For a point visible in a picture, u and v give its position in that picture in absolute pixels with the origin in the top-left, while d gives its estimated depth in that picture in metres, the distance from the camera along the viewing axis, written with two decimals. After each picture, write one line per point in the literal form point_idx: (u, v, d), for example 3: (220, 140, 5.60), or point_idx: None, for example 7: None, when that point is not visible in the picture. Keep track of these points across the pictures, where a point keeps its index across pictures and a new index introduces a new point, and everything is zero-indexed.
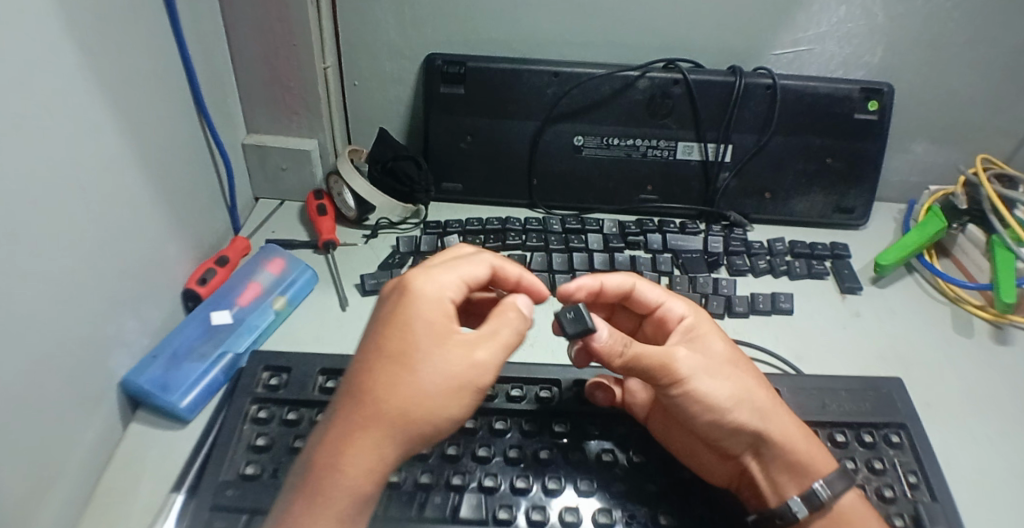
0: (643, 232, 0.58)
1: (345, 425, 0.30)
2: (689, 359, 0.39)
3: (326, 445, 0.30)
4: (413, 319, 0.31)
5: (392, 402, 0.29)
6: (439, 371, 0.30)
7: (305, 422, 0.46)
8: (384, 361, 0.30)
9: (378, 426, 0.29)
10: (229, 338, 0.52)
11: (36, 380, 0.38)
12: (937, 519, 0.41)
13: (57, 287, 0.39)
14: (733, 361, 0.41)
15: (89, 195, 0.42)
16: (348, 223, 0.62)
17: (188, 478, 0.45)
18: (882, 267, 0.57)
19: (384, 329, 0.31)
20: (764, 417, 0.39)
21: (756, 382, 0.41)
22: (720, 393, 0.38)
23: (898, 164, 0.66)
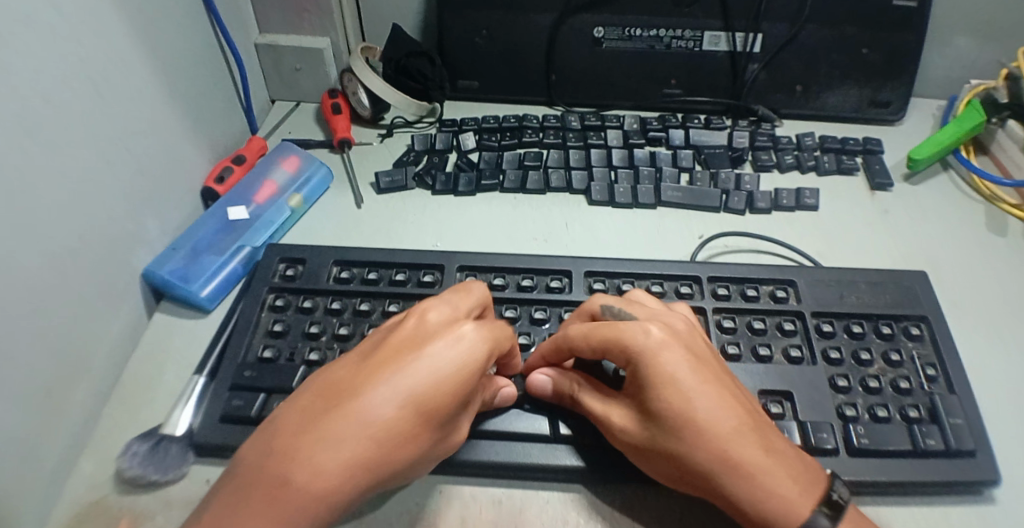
0: (665, 129, 0.56)
1: (325, 423, 0.29)
2: (624, 420, 0.36)
3: (290, 433, 0.29)
4: (450, 381, 0.30)
5: (379, 427, 0.29)
6: (427, 417, 0.30)
7: (319, 309, 0.47)
8: (402, 415, 0.29)
9: (363, 438, 0.28)
10: (247, 233, 0.52)
11: (55, 264, 0.40)
12: (954, 411, 0.41)
13: (64, 175, 0.40)
14: (676, 425, 0.33)
15: (91, 86, 0.42)
16: (364, 123, 0.61)
17: (209, 362, 0.46)
18: (915, 161, 0.55)
19: (398, 361, 0.30)
20: (719, 484, 0.33)
21: (717, 441, 0.32)
22: (656, 457, 0.35)
23: (940, 57, 0.62)
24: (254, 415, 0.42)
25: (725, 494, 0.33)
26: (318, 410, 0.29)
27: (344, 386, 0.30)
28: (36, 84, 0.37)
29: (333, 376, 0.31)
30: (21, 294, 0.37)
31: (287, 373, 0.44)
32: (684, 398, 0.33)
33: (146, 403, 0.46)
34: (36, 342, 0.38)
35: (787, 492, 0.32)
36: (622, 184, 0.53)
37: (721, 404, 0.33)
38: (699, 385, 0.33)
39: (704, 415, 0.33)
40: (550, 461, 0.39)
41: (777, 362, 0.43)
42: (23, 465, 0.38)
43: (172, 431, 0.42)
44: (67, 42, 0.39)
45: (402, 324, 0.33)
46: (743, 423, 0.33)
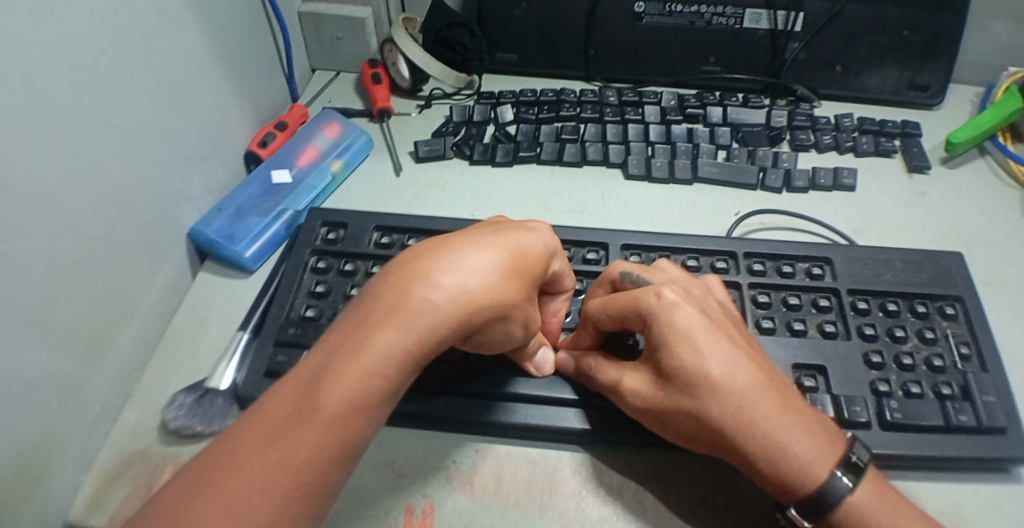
0: (703, 106, 0.56)
1: (443, 261, 0.32)
2: (637, 384, 0.36)
3: (407, 268, 0.31)
4: (530, 254, 0.35)
5: (475, 291, 0.31)
6: (517, 281, 0.33)
7: (360, 273, 0.48)
8: (502, 271, 0.33)
9: (484, 273, 0.32)
10: (289, 197, 0.53)
11: (103, 213, 0.41)
12: (986, 389, 0.41)
13: (113, 129, 0.41)
14: (687, 382, 0.33)
15: (141, 45, 0.43)
16: (402, 94, 0.61)
17: (253, 318, 0.48)
18: (954, 145, 0.55)
19: (490, 234, 0.35)
20: (732, 438, 0.33)
21: (730, 396, 0.33)
22: (673, 417, 0.35)
23: (985, 41, 0.61)
24: None
25: (740, 450, 0.33)
26: (434, 253, 0.32)
27: (454, 242, 0.33)
28: (86, 34, 0.38)
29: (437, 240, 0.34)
30: (70, 239, 0.38)
31: None
32: (697, 355, 0.33)
33: (190, 356, 0.47)
34: (84, 288, 0.40)
35: (803, 447, 0.32)
36: (658, 158, 0.54)
37: (734, 361, 0.33)
38: (711, 343, 0.34)
39: (716, 370, 0.33)
40: (582, 425, 0.40)
41: (812, 337, 0.44)
42: (71, 404, 0.40)
43: (216, 384, 0.44)
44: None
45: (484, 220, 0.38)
46: (757, 380, 0.33)
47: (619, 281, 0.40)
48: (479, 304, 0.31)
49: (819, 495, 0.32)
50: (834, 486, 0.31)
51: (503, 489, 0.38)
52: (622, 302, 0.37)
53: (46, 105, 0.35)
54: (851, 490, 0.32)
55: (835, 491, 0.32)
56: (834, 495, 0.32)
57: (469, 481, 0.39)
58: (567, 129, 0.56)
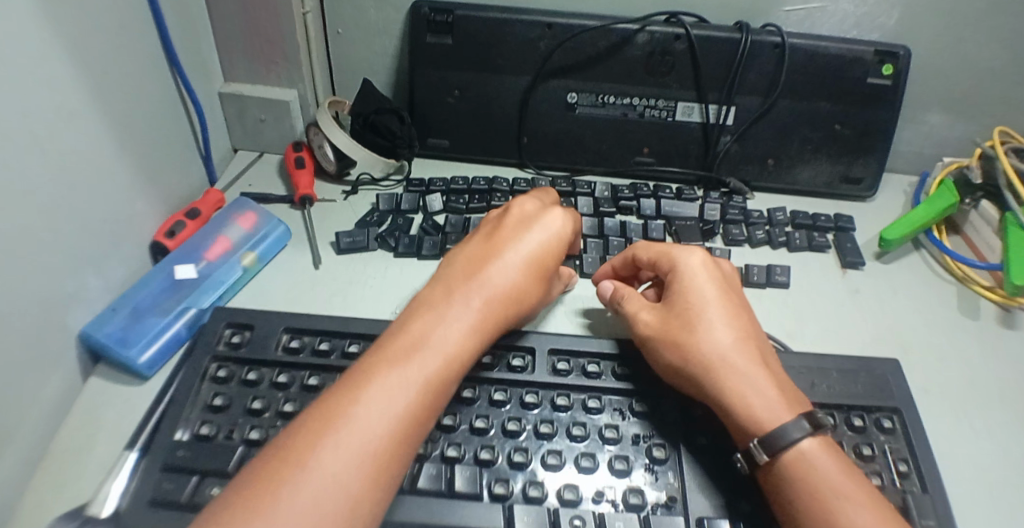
0: (637, 198, 0.56)
1: (463, 308, 0.39)
2: (649, 318, 0.42)
3: (419, 314, 0.38)
4: (519, 268, 0.42)
5: (466, 319, 0.38)
6: (504, 305, 0.40)
7: (265, 382, 0.43)
8: (492, 299, 0.40)
9: (482, 313, 0.39)
10: (193, 294, 0.49)
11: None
12: (926, 511, 0.37)
13: (9, 239, 0.37)
14: (717, 320, 0.40)
15: (44, 143, 0.39)
16: (329, 179, 0.59)
17: (142, 436, 0.41)
18: (887, 242, 0.54)
19: (483, 264, 0.42)
20: (697, 325, 0.40)
21: (716, 347, 0.39)
22: (658, 358, 0.40)
23: (913, 134, 0.63)
24: (184, 501, 0.37)
25: (720, 398, 0.37)
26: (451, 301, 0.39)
27: (455, 288, 0.40)
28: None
29: (436, 289, 0.41)
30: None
31: (224, 455, 0.39)
32: (714, 316, 0.40)
33: (68, 480, 0.41)
34: None
35: (779, 406, 0.36)
36: (589, 254, 0.51)
37: (737, 322, 0.40)
38: (716, 294, 0.41)
39: (694, 326, 0.40)
40: None
41: None
42: None
43: (96, 513, 0.36)
44: (16, 86, 0.36)
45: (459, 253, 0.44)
46: (748, 348, 0.39)
47: (640, 256, 0.46)
48: (474, 330, 0.38)
49: (777, 437, 0.34)
50: (787, 432, 0.34)
51: None
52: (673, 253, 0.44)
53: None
54: (800, 438, 0.34)
55: (792, 434, 0.34)
56: (786, 440, 0.34)
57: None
58: None
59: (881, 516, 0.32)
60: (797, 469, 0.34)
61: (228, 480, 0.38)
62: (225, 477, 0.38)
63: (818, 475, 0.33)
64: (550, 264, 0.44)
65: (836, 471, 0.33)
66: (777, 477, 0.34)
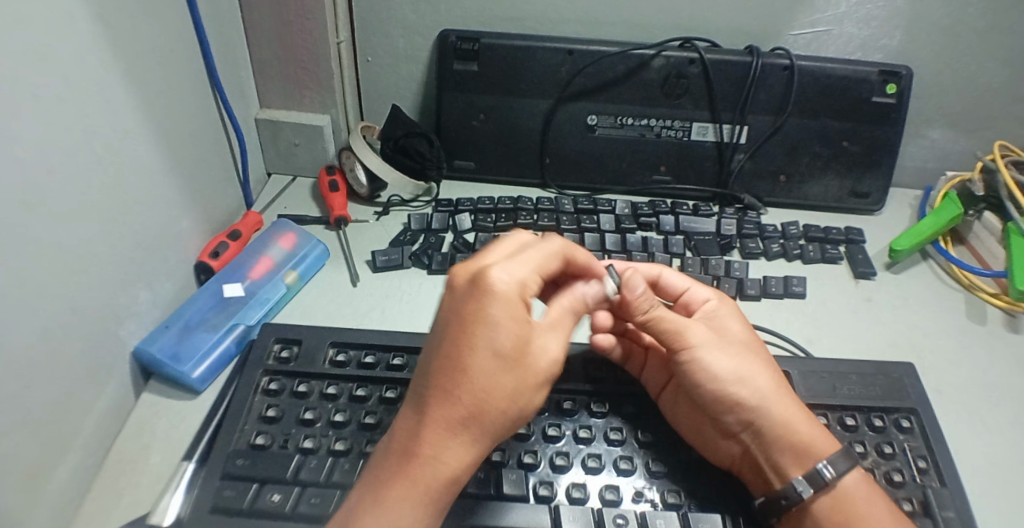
0: (655, 214, 0.58)
1: (533, 379, 0.34)
2: (701, 334, 0.42)
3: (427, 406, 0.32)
4: (505, 324, 0.33)
5: (480, 402, 0.32)
6: (519, 369, 0.33)
7: (315, 394, 0.46)
8: (486, 365, 0.32)
9: (502, 387, 0.33)
10: (241, 311, 0.52)
11: (45, 337, 0.38)
12: (945, 504, 0.40)
13: (72, 255, 0.40)
14: (757, 353, 0.43)
15: (106, 166, 0.42)
16: (360, 200, 0.62)
17: (199, 447, 0.44)
18: (896, 252, 0.57)
19: (471, 337, 0.32)
20: (748, 359, 0.42)
21: (764, 380, 0.41)
22: (713, 369, 0.41)
23: (918, 149, 0.65)
24: (246, 506, 0.40)
25: (777, 415, 0.40)
26: (520, 371, 0.33)
27: (520, 349, 0.33)
28: (58, 165, 0.37)
29: (496, 344, 0.32)
30: (15, 370, 0.35)
31: (281, 463, 0.42)
32: (754, 352, 0.43)
33: (132, 488, 0.43)
34: (31, 425, 0.37)
35: (809, 429, 0.40)
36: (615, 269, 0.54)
37: (766, 358, 0.43)
38: (740, 321, 0.45)
39: (738, 352, 0.42)
40: None
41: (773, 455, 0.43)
42: None
43: (159, 520, 0.39)
44: (81, 114, 0.39)
45: (510, 291, 0.33)
46: (776, 370, 0.43)
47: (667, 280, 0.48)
48: (497, 407, 0.33)
49: (836, 461, 0.38)
50: (837, 462, 0.38)
51: None
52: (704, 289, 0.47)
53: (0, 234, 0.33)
54: (847, 469, 0.38)
55: (840, 466, 0.38)
56: (841, 465, 0.38)
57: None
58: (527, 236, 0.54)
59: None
60: (854, 504, 0.37)
61: (286, 486, 0.41)
62: (282, 484, 0.41)
63: (871, 506, 0.37)
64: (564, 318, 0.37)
65: (883, 500, 0.38)
66: (829, 502, 0.38)
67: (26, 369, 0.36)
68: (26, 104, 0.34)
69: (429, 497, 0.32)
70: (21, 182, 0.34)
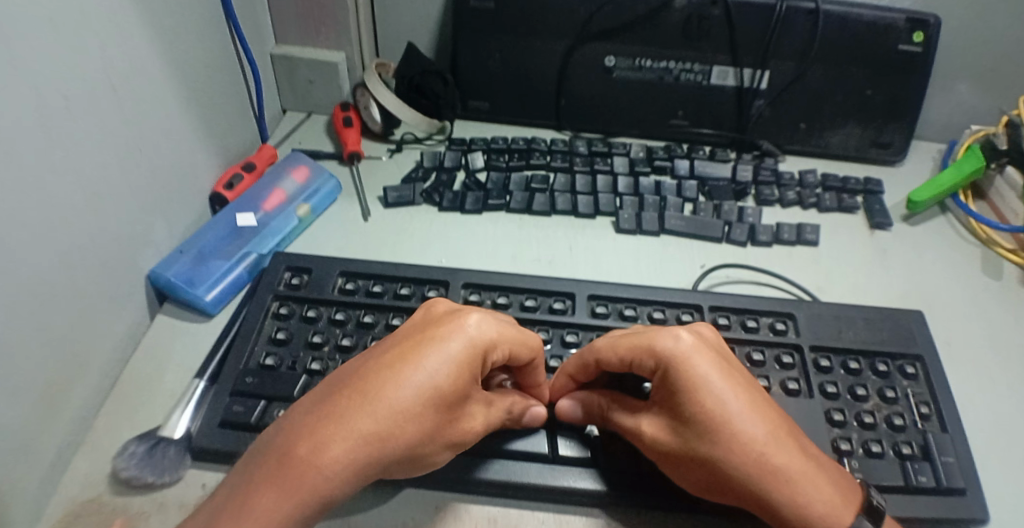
0: (671, 158, 0.58)
1: (445, 437, 0.34)
2: (660, 432, 0.37)
3: (344, 405, 0.32)
4: (451, 366, 0.33)
5: (391, 431, 0.32)
6: (438, 411, 0.33)
7: (323, 319, 0.47)
8: (416, 396, 0.32)
9: (413, 415, 0.32)
10: (254, 240, 0.52)
11: (64, 258, 0.39)
12: (946, 449, 0.41)
13: (86, 179, 0.40)
14: (735, 429, 0.34)
15: (121, 94, 0.43)
16: (374, 137, 0.62)
17: (211, 366, 0.46)
18: (915, 204, 0.56)
19: (415, 361, 0.33)
20: (730, 426, 0.34)
21: (753, 449, 0.34)
22: (687, 469, 0.36)
23: (945, 102, 0.64)
24: (253, 422, 0.41)
25: (761, 503, 0.35)
26: (439, 416, 0.33)
27: (453, 400, 0.34)
28: (72, 86, 0.38)
29: (435, 383, 0.33)
30: (32, 287, 0.36)
31: (288, 382, 0.43)
32: (737, 426, 0.34)
33: (155, 404, 0.45)
34: (47, 340, 0.38)
35: (826, 491, 0.34)
36: (626, 210, 0.54)
37: (763, 419, 0.35)
38: (735, 393, 0.35)
39: (720, 441, 0.34)
40: (551, 480, 0.39)
41: (774, 395, 0.43)
42: (27, 461, 0.38)
43: (170, 433, 0.41)
44: (94, 37, 0.39)
45: (472, 338, 0.34)
46: (789, 440, 0.35)
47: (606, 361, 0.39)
48: (401, 441, 0.32)
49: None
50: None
51: None
52: (655, 352, 0.36)
53: (17, 152, 0.34)
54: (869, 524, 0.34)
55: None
56: None
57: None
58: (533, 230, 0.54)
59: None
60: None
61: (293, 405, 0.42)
62: (289, 402, 0.42)
63: None
64: (501, 403, 0.39)
65: None
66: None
67: (42, 286, 0.37)
68: (38, 21, 0.34)
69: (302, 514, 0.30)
70: (34, 102, 0.35)
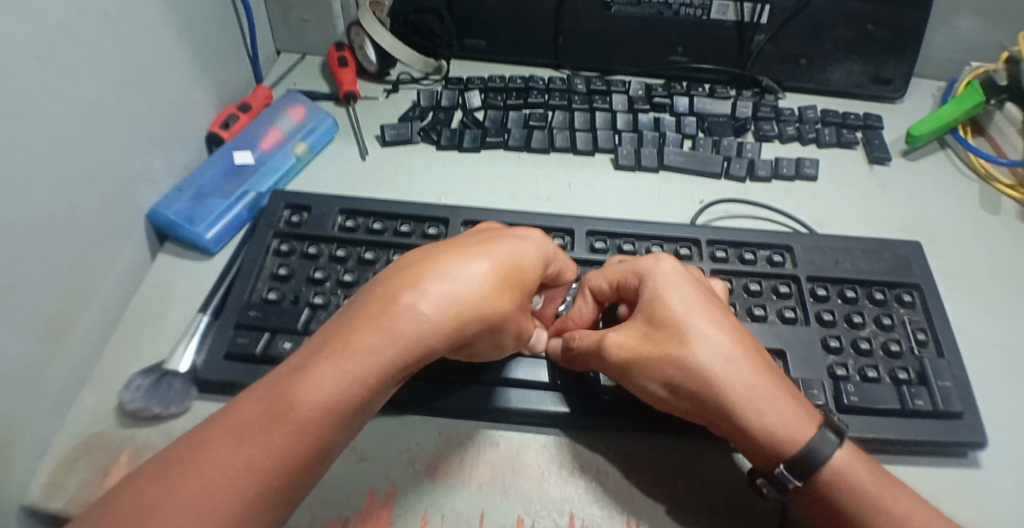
0: (670, 96, 0.57)
1: (518, 319, 0.36)
2: (626, 338, 0.37)
3: (437, 268, 0.33)
4: (527, 252, 0.36)
5: (477, 296, 0.33)
6: (513, 286, 0.35)
7: (324, 256, 0.47)
8: (499, 267, 0.34)
9: (496, 281, 0.34)
10: (253, 179, 0.52)
11: (62, 193, 0.39)
12: (942, 374, 0.42)
13: (85, 113, 0.40)
14: (708, 327, 0.36)
15: (117, 28, 0.42)
16: (370, 78, 0.61)
17: (213, 301, 0.46)
18: (915, 138, 0.56)
19: (490, 243, 0.36)
20: (700, 326, 0.36)
21: (719, 351, 0.35)
22: (651, 374, 0.36)
23: (947, 38, 0.63)
24: (259, 354, 0.42)
25: (728, 411, 0.35)
26: (518, 292, 0.35)
27: (522, 292, 0.36)
28: (68, 16, 0.37)
29: (518, 264, 0.35)
30: (29, 220, 0.36)
31: (291, 315, 0.43)
32: (706, 326, 0.36)
33: (165, 339, 0.45)
34: (49, 271, 0.38)
35: (789, 405, 0.35)
36: (625, 146, 0.54)
37: (733, 328, 0.36)
38: (704, 304, 0.37)
39: (692, 338, 0.35)
40: (551, 408, 0.40)
41: (771, 322, 0.44)
42: (35, 390, 0.38)
43: (175, 367, 0.42)
44: None
45: (537, 243, 0.37)
46: (755, 354, 0.36)
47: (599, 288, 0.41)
48: (486, 307, 0.33)
49: (805, 456, 0.33)
50: (822, 444, 0.33)
51: (466, 471, 0.39)
52: (639, 267, 0.39)
53: (13, 82, 0.34)
54: (836, 448, 0.34)
55: (825, 449, 0.33)
56: (820, 455, 0.33)
57: (441, 464, 0.39)
58: (531, 164, 0.54)
59: (910, 504, 0.33)
60: (841, 483, 0.34)
61: (298, 336, 0.42)
62: (294, 334, 0.43)
63: (857, 480, 0.34)
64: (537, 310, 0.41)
65: (874, 475, 0.34)
66: (814, 497, 0.34)
67: (43, 218, 0.37)
68: None
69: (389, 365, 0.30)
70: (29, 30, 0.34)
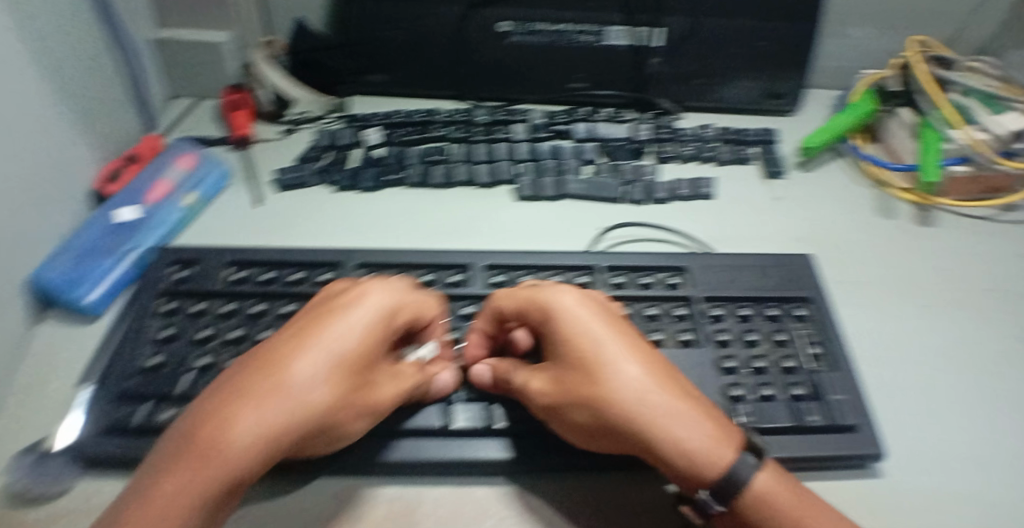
0: (570, 122, 0.57)
1: (368, 398, 0.33)
2: (546, 380, 0.35)
3: (251, 377, 0.29)
4: (361, 327, 0.32)
5: (304, 398, 0.30)
6: (350, 371, 0.32)
7: (211, 313, 0.45)
8: (322, 353, 0.31)
9: (323, 374, 0.30)
10: (137, 235, 0.50)
11: None
12: (834, 388, 0.41)
13: None
14: (612, 359, 0.33)
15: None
16: (266, 120, 0.60)
17: (97, 369, 0.43)
18: (807, 149, 0.57)
19: (316, 326, 0.32)
20: (606, 361, 0.33)
21: (628, 384, 0.32)
22: (573, 417, 0.34)
23: (839, 47, 0.65)
24: (138, 425, 0.39)
25: (647, 448, 0.32)
26: (355, 376, 0.32)
27: (361, 372, 0.32)
28: None
29: (349, 346, 0.32)
30: None
31: (173, 380, 0.41)
32: (614, 359, 0.33)
33: (30, 414, 0.41)
34: None
35: (707, 430, 0.32)
36: (525, 176, 0.54)
37: (643, 355, 0.34)
38: (610, 334, 0.34)
39: (598, 375, 0.32)
40: (445, 454, 0.37)
41: (669, 348, 0.43)
42: None
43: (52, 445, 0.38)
44: None
45: (377, 303, 0.34)
46: (668, 379, 0.33)
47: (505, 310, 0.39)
48: (316, 406, 0.30)
49: (724, 484, 0.31)
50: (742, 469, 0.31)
51: None
52: (542, 294, 0.36)
53: None
54: (756, 470, 0.31)
55: (741, 473, 0.31)
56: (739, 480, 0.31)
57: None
58: (428, 199, 0.53)
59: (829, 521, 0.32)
60: (763, 508, 0.31)
61: (181, 403, 0.39)
62: (176, 401, 0.40)
63: (775, 502, 0.31)
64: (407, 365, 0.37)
65: (793, 495, 0.32)
66: (737, 522, 0.32)
67: None
68: None
69: (210, 498, 0.27)
70: None
